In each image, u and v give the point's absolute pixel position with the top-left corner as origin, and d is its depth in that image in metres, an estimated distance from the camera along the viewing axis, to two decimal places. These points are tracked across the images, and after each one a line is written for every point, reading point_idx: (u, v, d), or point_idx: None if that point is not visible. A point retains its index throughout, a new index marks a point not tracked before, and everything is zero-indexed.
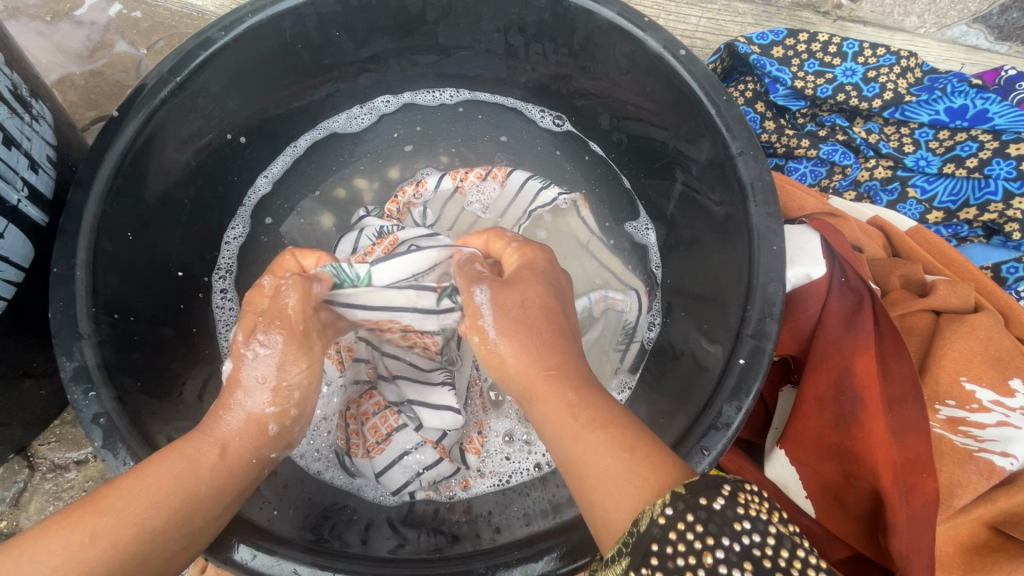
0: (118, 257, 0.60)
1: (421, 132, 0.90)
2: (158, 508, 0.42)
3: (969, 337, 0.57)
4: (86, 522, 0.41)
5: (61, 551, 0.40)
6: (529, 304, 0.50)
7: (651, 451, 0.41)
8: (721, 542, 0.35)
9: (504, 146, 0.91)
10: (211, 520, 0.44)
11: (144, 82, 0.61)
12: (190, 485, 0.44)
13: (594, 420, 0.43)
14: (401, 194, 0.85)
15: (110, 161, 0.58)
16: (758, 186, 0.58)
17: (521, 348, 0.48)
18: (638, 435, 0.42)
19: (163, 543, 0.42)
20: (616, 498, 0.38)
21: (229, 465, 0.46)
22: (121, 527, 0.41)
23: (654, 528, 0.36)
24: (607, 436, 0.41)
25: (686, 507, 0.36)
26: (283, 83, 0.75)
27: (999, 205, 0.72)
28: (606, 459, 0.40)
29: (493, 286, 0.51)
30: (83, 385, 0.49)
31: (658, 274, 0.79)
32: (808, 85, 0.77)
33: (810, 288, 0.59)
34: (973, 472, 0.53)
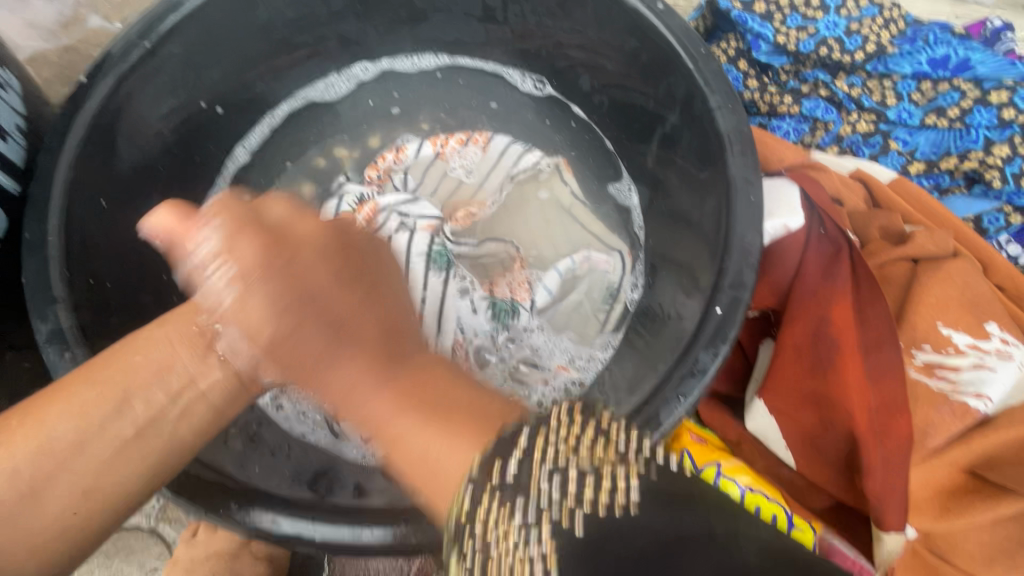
0: (92, 224, 0.60)
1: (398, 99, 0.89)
2: (99, 392, 0.44)
3: (946, 283, 0.57)
4: (27, 412, 0.43)
5: None
6: (254, 264, 0.47)
7: (469, 396, 0.42)
8: (516, 503, 0.33)
9: (494, 112, 0.90)
10: (153, 403, 0.46)
11: (110, 48, 0.60)
12: (133, 369, 0.46)
13: (405, 398, 0.42)
14: (381, 160, 0.86)
15: (80, 128, 0.57)
16: (735, 137, 0.58)
17: (281, 332, 0.47)
18: (476, 422, 0.38)
19: (98, 426, 0.43)
20: (448, 456, 0.37)
21: (181, 340, 0.49)
22: (63, 412, 0.42)
23: (459, 515, 0.34)
24: (433, 430, 0.39)
25: (503, 451, 0.35)
26: (257, 50, 0.74)
27: (980, 153, 0.72)
28: (429, 444, 0.38)
29: (239, 258, 0.48)
30: (59, 347, 0.49)
31: (641, 238, 0.78)
32: (790, 40, 0.76)
33: (788, 240, 0.58)
34: (948, 413, 0.53)
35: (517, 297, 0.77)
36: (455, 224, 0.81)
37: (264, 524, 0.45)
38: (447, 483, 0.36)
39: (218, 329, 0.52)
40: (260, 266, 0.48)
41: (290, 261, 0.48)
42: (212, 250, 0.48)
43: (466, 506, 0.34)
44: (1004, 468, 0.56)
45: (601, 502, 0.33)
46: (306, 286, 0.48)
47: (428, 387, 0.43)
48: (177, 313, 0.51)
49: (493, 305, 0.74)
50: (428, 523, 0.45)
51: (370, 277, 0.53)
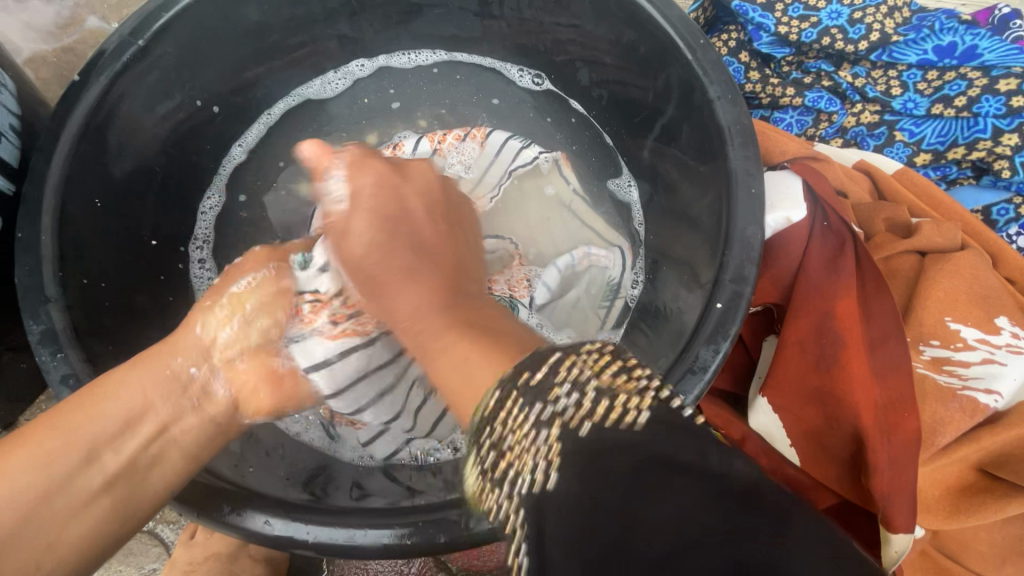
0: (86, 224, 0.59)
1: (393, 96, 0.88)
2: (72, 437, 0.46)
3: (954, 276, 0.56)
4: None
5: None
6: (372, 228, 0.57)
7: (509, 326, 0.46)
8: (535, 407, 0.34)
9: (495, 109, 0.89)
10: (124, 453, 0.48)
11: (105, 46, 0.59)
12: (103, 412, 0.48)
13: (456, 323, 0.47)
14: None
15: (74, 126, 0.57)
16: (736, 130, 0.57)
17: (381, 252, 0.56)
18: (517, 339, 0.43)
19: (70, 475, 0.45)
20: (477, 376, 0.39)
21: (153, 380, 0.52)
22: (24, 465, 0.44)
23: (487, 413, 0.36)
24: (468, 338, 0.44)
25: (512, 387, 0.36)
26: (252, 48, 0.74)
27: (988, 142, 0.70)
28: (473, 361, 0.41)
29: (349, 168, 0.59)
30: (51, 347, 0.49)
31: (642, 235, 0.77)
32: (792, 30, 0.74)
33: (790, 232, 0.57)
34: (956, 410, 0.52)
35: (516, 294, 0.76)
36: None
37: (257, 525, 0.44)
38: (474, 395, 0.39)
39: (189, 366, 0.54)
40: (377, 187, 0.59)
41: (397, 224, 0.58)
42: (242, 284, 0.59)
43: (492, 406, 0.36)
44: (1016, 466, 0.54)
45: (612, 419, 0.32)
46: (402, 204, 0.59)
47: (480, 323, 0.47)
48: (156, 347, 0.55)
49: (491, 302, 0.73)
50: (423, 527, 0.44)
51: (412, 230, 0.58)
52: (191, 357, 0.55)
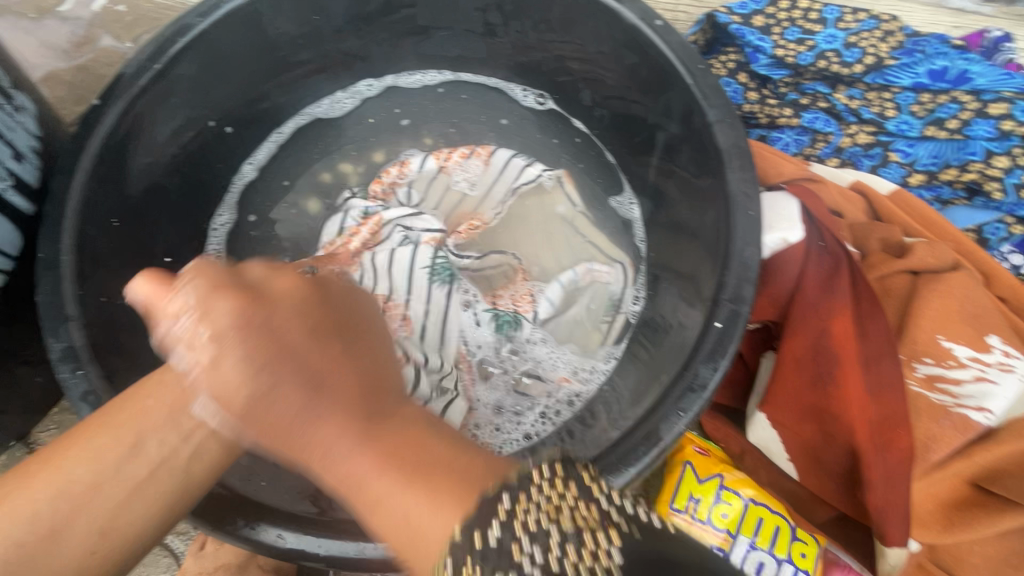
0: (104, 243, 0.61)
1: (399, 114, 0.90)
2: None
3: (947, 296, 0.57)
4: None
5: None
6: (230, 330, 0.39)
7: (456, 457, 0.37)
8: (525, 525, 0.34)
9: (505, 129, 0.91)
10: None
11: (124, 70, 0.61)
12: None
13: (398, 452, 0.36)
14: (386, 175, 0.87)
15: (93, 148, 0.59)
16: (735, 152, 0.59)
17: (258, 388, 0.38)
18: (439, 467, 0.36)
19: None
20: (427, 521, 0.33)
21: None
22: None
23: (461, 532, 0.35)
24: (408, 480, 0.35)
25: (520, 493, 0.34)
26: (264, 70, 0.76)
27: (979, 164, 0.72)
28: (412, 510, 0.34)
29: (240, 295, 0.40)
30: (71, 364, 0.51)
31: (643, 251, 0.78)
32: (790, 52, 0.77)
33: (788, 252, 0.59)
34: (948, 427, 0.53)
35: (519, 309, 0.78)
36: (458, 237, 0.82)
37: (270, 538, 0.46)
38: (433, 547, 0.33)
39: None
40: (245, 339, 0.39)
41: (267, 317, 0.40)
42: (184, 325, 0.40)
43: (502, 518, 0.33)
44: (1008, 482, 0.55)
45: (601, 560, 0.34)
46: (280, 332, 0.40)
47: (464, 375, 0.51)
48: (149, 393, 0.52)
49: (496, 316, 0.76)
50: None
51: (354, 338, 0.44)
52: None
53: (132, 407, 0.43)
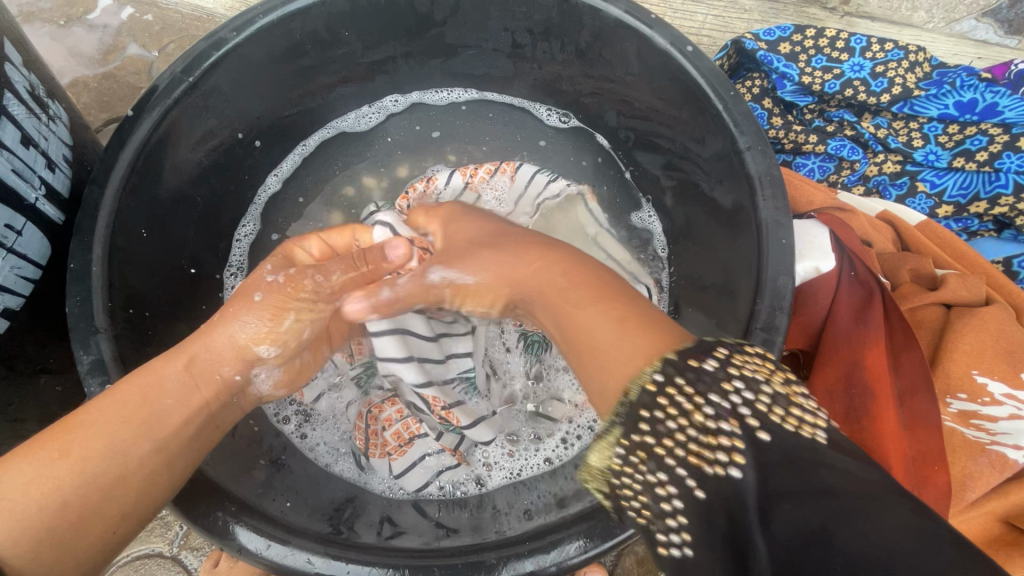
0: (132, 254, 0.61)
1: (418, 131, 0.90)
2: (125, 422, 0.46)
3: (981, 330, 0.56)
4: (57, 440, 0.44)
5: (38, 472, 0.43)
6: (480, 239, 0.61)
7: (653, 324, 0.46)
8: (709, 397, 0.39)
9: (540, 150, 0.90)
10: (179, 425, 0.49)
11: (157, 83, 0.62)
12: (157, 402, 0.48)
13: (597, 291, 0.50)
14: (412, 190, 0.85)
15: (126, 160, 0.59)
16: (766, 181, 0.58)
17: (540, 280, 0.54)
18: (639, 314, 0.47)
19: (134, 460, 0.45)
20: (624, 354, 0.43)
21: (194, 380, 0.51)
22: (94, 443, 0.45)
23: (645, 393, 0.40)
24: (600, 307, 0.48)
25: (675, 370, 0.41)
26: (293, 84, 0.76)
27: (1010, 198, 0.71)
28: (601, 333, 0.46)
29: (441, 261, 0.61)
30: (100, 378, 0.51)
31: (664, 257, 0.80)
32: (816, 81, 0.77)
33: (819, 282, 0.59)
34: (986, 465, 0.53)
35: None
36: None
37: (299, 563, 0.45)
38: (612, 361, 0.44)
39: (234, 373, 0.54)
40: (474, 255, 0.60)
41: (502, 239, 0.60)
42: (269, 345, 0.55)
43: (649, 385, 0.41)
44: None
45: (794, 431, 0.36)
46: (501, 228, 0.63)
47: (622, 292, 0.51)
48: (195, 344, 0.53)
49: (524, 335, 0.73)
50: (461, 568, 0.45)
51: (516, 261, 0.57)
52: (237, 364, 0.54)
53: (211, 353, 0.53)
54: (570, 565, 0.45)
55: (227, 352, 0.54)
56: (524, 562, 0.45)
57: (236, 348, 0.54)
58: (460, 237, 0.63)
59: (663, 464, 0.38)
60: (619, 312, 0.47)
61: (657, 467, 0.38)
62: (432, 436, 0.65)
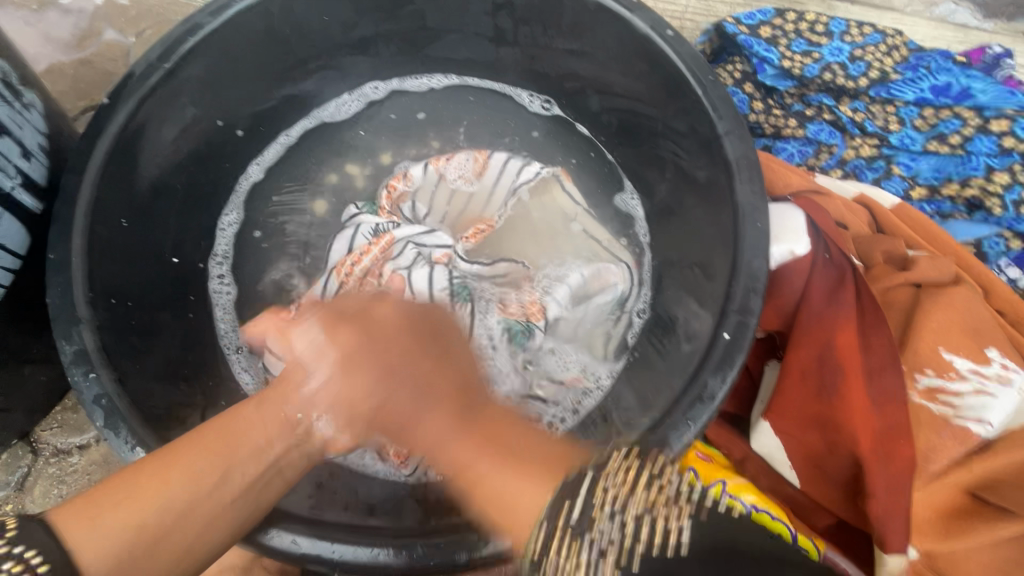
0: (112, 244, 0.61)
1: (394, 121, 0.89)
2: (202, 455, 0.45)
3: (948, 309, 0.59)
4: (155, 467, 0.43)
5: (116, 507, 0.41)
6: (352, 350, 0.55)
7: (540, 447, 0.49)
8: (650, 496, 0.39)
9: (534, 141, 0.89)
10: (249, 475, 0.46)
11: (133, 69, 0.61)
12: (239, 441, 0.48)
13: (489, 438, 0.50)
14: (391, 190, 0.85)
15: (102, 148, 0.59)
16: (744, 164, 0.59)
17: (377, 406, 0.54)
18: (535, 459, 0.47)
19: (205, 498, 0.43)
20: (526, 499, 0.43)
21: (270, 418, 0.50)
22: (180, 476, 0.43)
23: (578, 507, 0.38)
24: (490, 459, 0.47)
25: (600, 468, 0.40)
26: (273, 69, 0.76)
27: (980, 180, 0.73)
28: (510, 489, 0.44)
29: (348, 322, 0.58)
30: (84, 367, 0.51)
31: (643, 241, 0.80)
32: (796, 64, 0.78)
33: (793, 265, 0.60)
34: (948, 438, 0.55)
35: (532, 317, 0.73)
36: (467, 242, 0.80)
37: (285, 544, 0.46)
38: (523, 514, 0.42)
39: (297, 413, 0.52)
40: (357, 354, 0.55)
41: (377, 343, 0.56)
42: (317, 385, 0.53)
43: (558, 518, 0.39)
44: (1006, 491, 0.57)
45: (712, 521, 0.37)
46: (396, 343, 0.56)
47: (507, 435, 0.50)
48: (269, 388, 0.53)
49: (509, 327, 0.72)
50: (445, 547, 0.46)
51: (444, 346, 0.58)
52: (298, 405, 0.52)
53: (273, 412, 0.51)
54: None
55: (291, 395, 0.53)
56: (505, 541, 0.46)
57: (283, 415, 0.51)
58: (347, 332, 0.56)
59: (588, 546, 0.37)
60: (467, 436, 0.50)
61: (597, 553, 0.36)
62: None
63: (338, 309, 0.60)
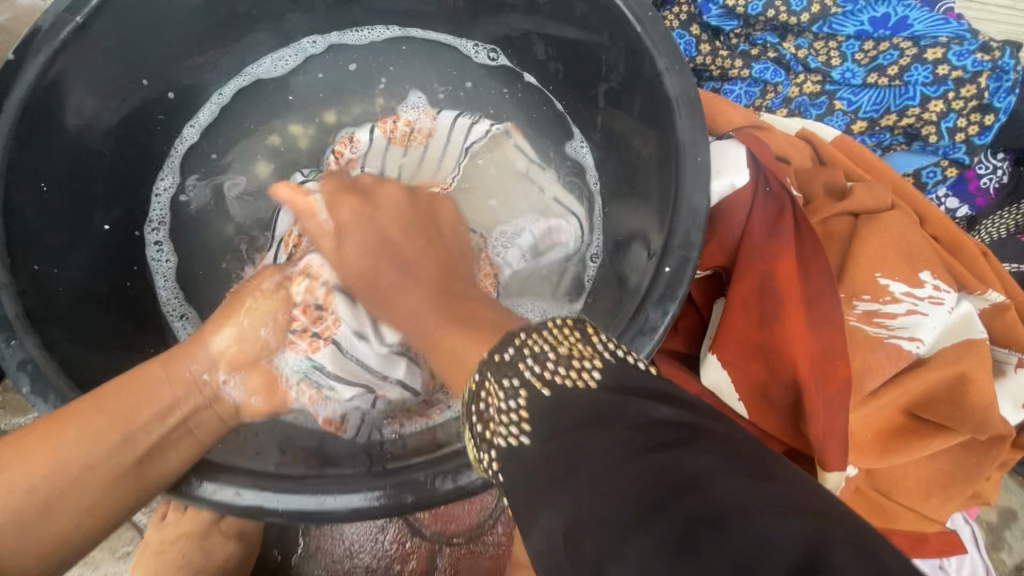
0: (32, 209, 0.58)
1: (322, 79, 0.86)
2: (98, 416, 0.46)
3: (883, 235, 0.60)
4: (50, 434, 0.44)
5: (18, 468, 0.43)
6: (348, 220, 0.62)
7: (492, 316, 0.50)
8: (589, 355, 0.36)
9: (471, 91, 0.87)
10: (153, 437, 0.48)
11: (39, 22, 0.57)
12: (141, 406, 0.49)
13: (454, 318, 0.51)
14: (338, 156, 0.83)
15: (12, 109, 0.55)
16: (683, 100, 0.58)
17: (368, 266, 0.60)
18: (481, 327, 0.48)
19: (105, 458, 0.46)
20: (464, 358, 0.45)
21: (170, 377, 0.52)
22: (74, 440, 0.45)
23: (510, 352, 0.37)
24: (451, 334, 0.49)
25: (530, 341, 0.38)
26: (195, 23, 0.72)
27: (916, 109, 0.74)
28: (462, 355, 0.45)
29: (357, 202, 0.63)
30: (5, 334, 0.48)
31: (594, 188, 0.78)
32: (739, 2, 0.76)
33: (737, 197, 0.60)
34: (883, 356, 0.57)
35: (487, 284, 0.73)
36: None
37: (228, 497, 0.45)
38: (464, 370, 0.44)
39: (203, 371, 0.54)
40: (355, 224, 0.62)
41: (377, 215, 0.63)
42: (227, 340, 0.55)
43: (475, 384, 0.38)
44: (937, 407, 0.59)
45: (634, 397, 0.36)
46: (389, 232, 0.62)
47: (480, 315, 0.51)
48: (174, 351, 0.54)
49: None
50: (391, 489, 0.45)
51: (431, 231, 0.65)
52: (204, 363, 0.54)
53: (176, 371, 0.52)
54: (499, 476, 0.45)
55: (195, 352, 0.54)
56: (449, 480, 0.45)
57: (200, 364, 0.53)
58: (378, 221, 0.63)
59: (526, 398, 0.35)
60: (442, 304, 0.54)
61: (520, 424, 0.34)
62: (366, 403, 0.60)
63: (346, 181, 0.67)
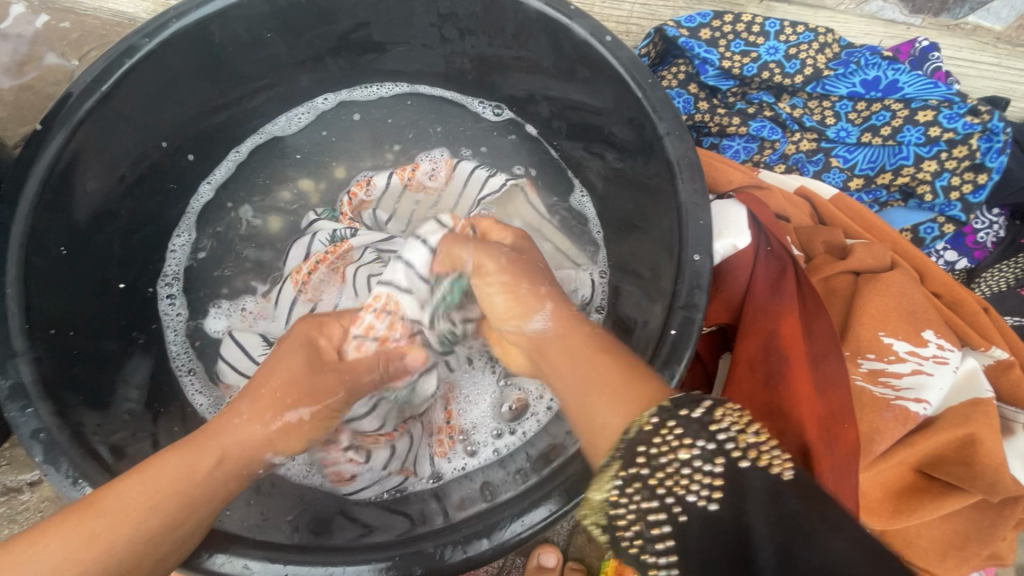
0: (49, 274, 0.58)
1: (325, 136, 0.88)
2: (150, 507, 0.44)
3: (885, 294, 0.61)
4: (91, 520, 0.43)
5: (63, 553, 0.42)
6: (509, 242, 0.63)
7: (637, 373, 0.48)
8: (698, 442, 0.41)
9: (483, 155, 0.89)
10: (202, 519, 0.46)
11: (67, 93, 0.59)
12: (186, 491, 0.46)
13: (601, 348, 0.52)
14: (352, 197, 0.85)
15: (37, 176, 0.57)
16: (684, 164, 0.60)
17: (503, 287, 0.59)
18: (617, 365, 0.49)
19: (151, 545, 0.44)
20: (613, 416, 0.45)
21: (223, 474, 0.49)
22: (122, 527, 0.43)
23: (642, 432, 0.42)
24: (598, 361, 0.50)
25: (668, 416, 0.43)
26: (213, 88, 0.75)
27: (910, 169, 0.77)
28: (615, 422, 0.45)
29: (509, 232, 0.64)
30: (20, 403, 0.49)
31: (597, 240, 0.80)
32: (735, 65, 0.79)
33: (738, 258, 0.63)
34: (890, 418, 0.57)
35: None
36: None
37: (236, 570, 0.44)
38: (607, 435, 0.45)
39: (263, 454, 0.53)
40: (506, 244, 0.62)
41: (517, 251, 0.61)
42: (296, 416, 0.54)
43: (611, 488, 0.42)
44: (948, 467, 0.59)
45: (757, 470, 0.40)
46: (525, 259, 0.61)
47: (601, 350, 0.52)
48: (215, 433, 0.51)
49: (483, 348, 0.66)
50: (399, 559, 0.45)
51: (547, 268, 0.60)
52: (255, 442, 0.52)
53: (227, 456, 0.50)
54: (505, 545, 0.45)
55: (251, 432, 0.52)
56: (459, 550, 0.45)
57: (259, 446, 0.52)
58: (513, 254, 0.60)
59: (654, 493, 0.41)
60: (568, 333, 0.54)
61: (649, 497, 0.41)
62: (377, 462, 0.62)
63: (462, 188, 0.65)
